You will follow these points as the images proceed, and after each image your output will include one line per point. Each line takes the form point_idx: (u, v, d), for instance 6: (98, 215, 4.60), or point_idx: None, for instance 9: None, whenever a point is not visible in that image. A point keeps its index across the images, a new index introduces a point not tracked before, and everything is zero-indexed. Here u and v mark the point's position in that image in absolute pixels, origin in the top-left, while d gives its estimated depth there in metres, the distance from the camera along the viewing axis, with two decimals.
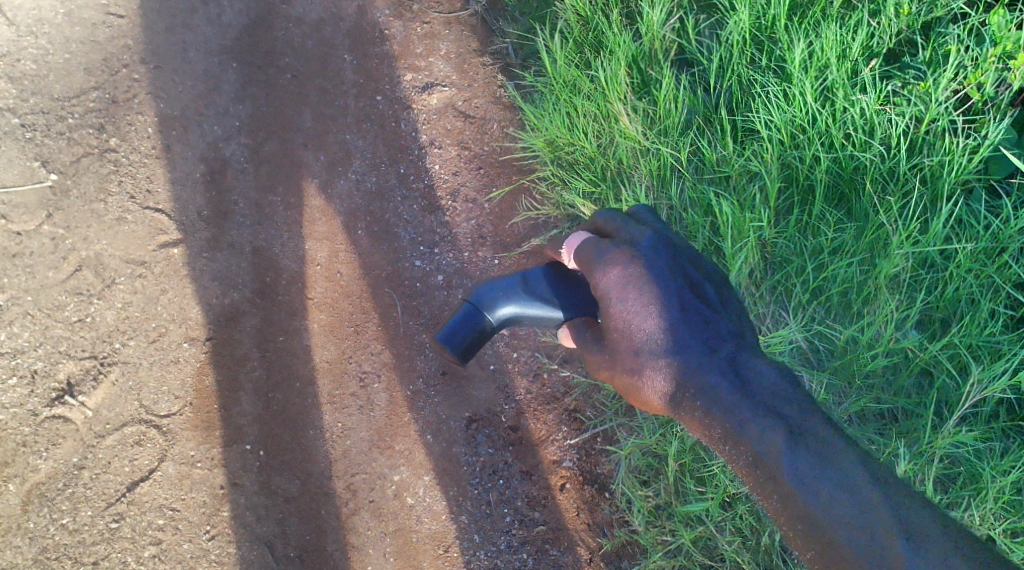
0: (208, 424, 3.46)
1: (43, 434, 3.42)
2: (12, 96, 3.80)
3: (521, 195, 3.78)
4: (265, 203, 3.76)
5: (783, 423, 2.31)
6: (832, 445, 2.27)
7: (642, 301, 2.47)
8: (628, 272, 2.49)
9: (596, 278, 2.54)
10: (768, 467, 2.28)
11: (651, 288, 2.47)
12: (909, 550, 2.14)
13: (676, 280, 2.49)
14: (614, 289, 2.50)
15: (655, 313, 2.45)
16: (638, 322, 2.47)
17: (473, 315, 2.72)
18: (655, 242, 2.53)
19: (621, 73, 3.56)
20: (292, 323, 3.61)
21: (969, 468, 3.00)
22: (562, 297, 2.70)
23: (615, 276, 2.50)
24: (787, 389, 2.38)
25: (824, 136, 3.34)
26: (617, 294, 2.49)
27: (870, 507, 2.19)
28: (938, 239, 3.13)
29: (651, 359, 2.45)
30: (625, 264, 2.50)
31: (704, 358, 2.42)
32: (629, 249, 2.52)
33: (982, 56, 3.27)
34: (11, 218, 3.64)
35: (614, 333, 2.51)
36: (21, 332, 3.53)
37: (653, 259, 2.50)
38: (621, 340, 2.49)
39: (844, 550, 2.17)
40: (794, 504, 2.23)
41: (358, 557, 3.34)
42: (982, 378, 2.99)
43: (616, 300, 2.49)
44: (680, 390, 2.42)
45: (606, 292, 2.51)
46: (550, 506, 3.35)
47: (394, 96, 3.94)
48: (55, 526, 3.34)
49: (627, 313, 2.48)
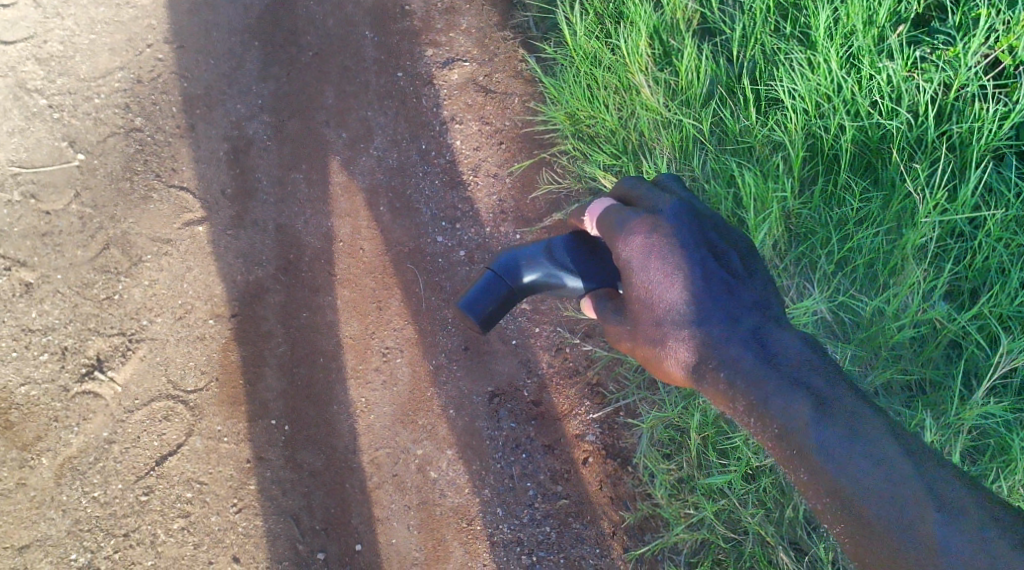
0: (234, 399, 3.50)
1: (74, 410, 3.47)
2: (40, 77, 3.85)
3: (542, 168, 3.78)
4: (288, 181, 3.78)
5: (810, 394, 2.26)
6: (860, 416, 2.23)
7: (664, 271, 2.44)
8: (651, 241, 2.47)
9: (619, 247, 2.52)
10: (795, 439, 2.24)
11: (673, 257, 2.45)
12: (941, 522, 2.11)
13: (700, 250, 2.46)
14: (636, 259, 2.48)
15: (678, 282, 2.43)
16: (661, 291, 2.45)
17: (495, 284, 2.72)
18: (679, 211, 2.50)
19: (642, 44, 3.53)
20: (315, 299, 3.63)
21: (998, 440, 2.94)
22: (585, 267, 2.69)
23: (637, 245, 2.48)
24: (814, 360, 2.34)
25: (850, 104, 3.28)
26: (639, 264, 2.48)
27: (902, 478, 2.15)
28: (967, 207, 3.06)
29: (673, 329, 2.43)
30: (647, 233, 2.48)
31: (727, 328, 2.39)
32: (652, 218, 2.50)
33: (1014, 19, 3.16)
34: (40, 197, 3.68)
35: (636, 304, 2.50)
36: (52, 310, 3.57)
37: (678, 228, 2.48)
38: (642, 311, 2.48)
39: (874, 522, 2.14)
40: (823, 477, 2.19)
41: (383, 530, 3.36)
42: (1011, 349, 2.93)
43: (638, 270, 2.48)
44: (701, 362, 2.39)
45: (627, 261, 2.50)
46: (573, 480, 3.35)
47: (415, 72, 3.93)
48: (87, 499, 3.39)
49: (648, 283, 2.46)
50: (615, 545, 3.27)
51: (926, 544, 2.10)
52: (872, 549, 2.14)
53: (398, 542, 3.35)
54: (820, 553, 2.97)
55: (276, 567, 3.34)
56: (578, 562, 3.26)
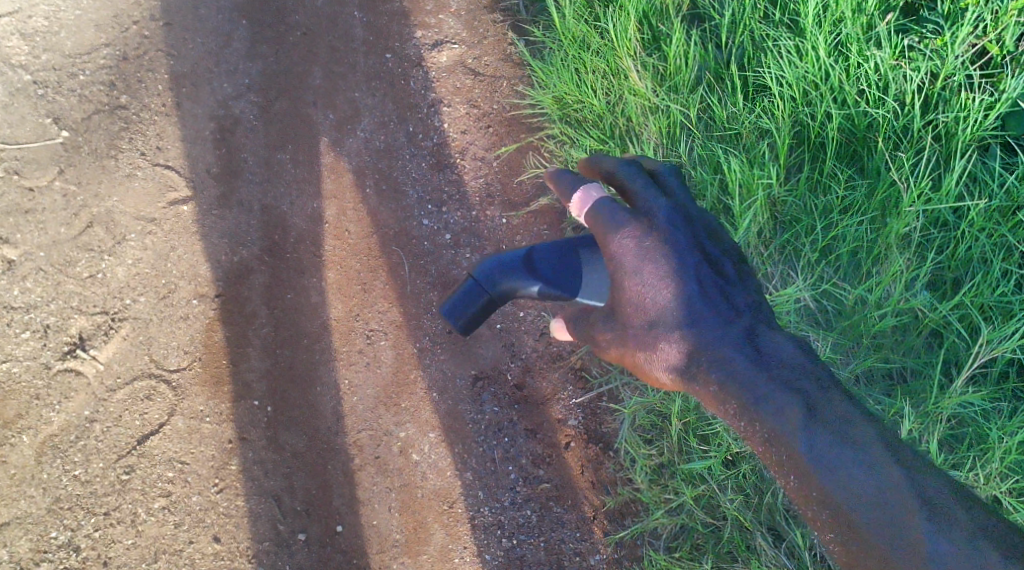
0: (218, 379, 3.49)
1: (55, 388, 3.45)
2: (24, 52, 3.79)
3: (528, 152, 3.79)
4: (274, 161, 3.76)
5: (801, 399, 2.29)
6: (850, 421, 2.26)
7: (656, 274, 2.45)
8: (644, 245, 2.46)
9: (610, 247, 2.49)
10: (786, 445, 2.26)
11: (667, 261, 2.45)
12: (931, 530, 2.15)
13: (693, 253, 2.47)
14: (629, 260, 2.46)
15: (667, 287, 2.45)
16: (654, 294, 2.45)
17: (476, 291, 2.68)
18: (674, 213, 2.48)
19: (631, 28, 3.52)
20: (300, 280, 3.62)
21: (976, 429, 2.93)
22: (569, 275, 2.64)
23: (630, 246, 2.46)
24: (806, 364, 2.37)
25: (837, 92, 3.28)
26: (632, 266, 2.46)
27: (892, 485, 2.19)
28: (951, 196, 3.07)
29: (664, 332, 2.45)
30: (640, 235, 2.46)
31: (719, 332, 2.41)
32: (646, 219, 2.48)
33: (1002, 9, 3.15)
34: (24, 173, 3.64)
35: (626, 305, 2.49)
36: (34, 287, 3.54)
37: (673, 231, 2.47)
38: (633, 313, 2.48)
39: (865, 529, 2.18)
40: (814, 483, 2.23)
41: (365, 511, 3.37)
42: (992, 338, 2.92)
43: (631, 272, 2.47)
44: (692, 364, 2.41)
45: (620, 262, 2.47)
46: (555, 464, 3.36)
47: (404, 53, 3.93)
48: (68, 478, 3.37)
49: (637, 286, 2.46)
50: (595, 529, 3.28)
51: (915, 551, 2.15)
52: (862, 555, 2.18)
53: (379, 524, 3.36)
54: (798, 539, 2.97)
55: (257, 547, 3.34)
56: (558, 546, 3.28)
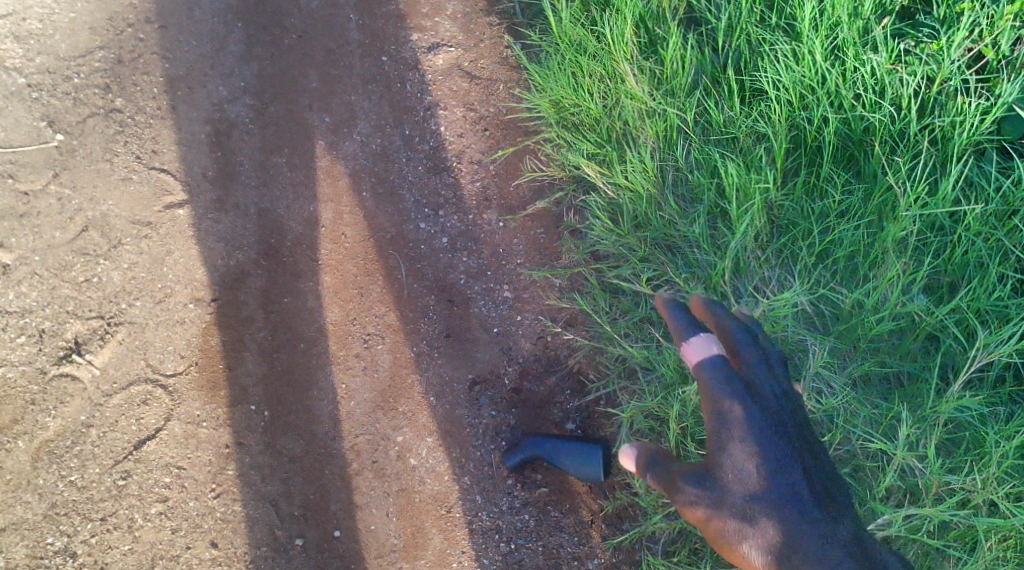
0: (214, 384, 3.48)
1: (51, 393, 3.43)
2: (19, 55, 3.78)
3: (525, 156, 3.78)
4: (270, 164, 3.75)
5: None
6: None
7: (747, 455, 2.85)
8: (754, 442, 2.87)
9: (726, 447, 2.88)
10: None
11: (759, 448, 2.85)
12: None
13: (785, 446, 2.87)
14: (735, 448, 2.86)
15: (761, 469, 2.81)
16: (743, 472, 2.85)
17: None
18: (770, 406, 2.90)
19: (628, 32, 3.52)
20: (297, 284, 3.61)
21: (973, 432, 2.93)
22: None
23: (732, 437, 2.87)
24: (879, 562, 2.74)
25: (834, 96, 3.28)
26: (739, 457, 2.86)
27: None
28: (947, 201, 3.08)
29: (752, 515, 2.80)
30: (752, 433, 2.87)
31: (818, 534, 2.75)
32: (740, 407, 2.90)
33: (998, 13, 3.16)
34: (19, 177, 3.63)
35: (724, 484, 2.84)
36: (29, 292, 3.53)
37: (765, 425, 2.86)
38: (735, 490, 2.83)
39: None
40: None
41: (363, 516, 3.37)
42: (989, 342, 2.91)
43: (728, 456, 2.86)
44: (779, 558, 2.74)
45: (724, 449, 2.87)
46: (553, 468, 3.37)
47: (400, 56, 3.93)
48: (64, 483, 3.35)
49: (737, 464, 2.83)
50: (593, 533, 3.30)
51: None
52: None
53: (377, 529, 3.35)
54: None
55: (254, 552, 3.34)
56: (556, 550, 3.28)
